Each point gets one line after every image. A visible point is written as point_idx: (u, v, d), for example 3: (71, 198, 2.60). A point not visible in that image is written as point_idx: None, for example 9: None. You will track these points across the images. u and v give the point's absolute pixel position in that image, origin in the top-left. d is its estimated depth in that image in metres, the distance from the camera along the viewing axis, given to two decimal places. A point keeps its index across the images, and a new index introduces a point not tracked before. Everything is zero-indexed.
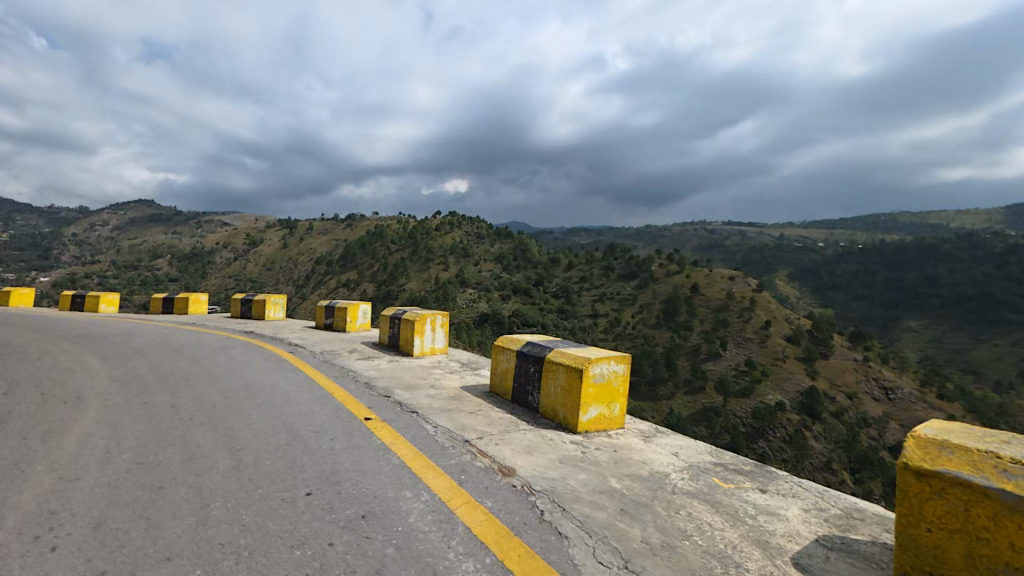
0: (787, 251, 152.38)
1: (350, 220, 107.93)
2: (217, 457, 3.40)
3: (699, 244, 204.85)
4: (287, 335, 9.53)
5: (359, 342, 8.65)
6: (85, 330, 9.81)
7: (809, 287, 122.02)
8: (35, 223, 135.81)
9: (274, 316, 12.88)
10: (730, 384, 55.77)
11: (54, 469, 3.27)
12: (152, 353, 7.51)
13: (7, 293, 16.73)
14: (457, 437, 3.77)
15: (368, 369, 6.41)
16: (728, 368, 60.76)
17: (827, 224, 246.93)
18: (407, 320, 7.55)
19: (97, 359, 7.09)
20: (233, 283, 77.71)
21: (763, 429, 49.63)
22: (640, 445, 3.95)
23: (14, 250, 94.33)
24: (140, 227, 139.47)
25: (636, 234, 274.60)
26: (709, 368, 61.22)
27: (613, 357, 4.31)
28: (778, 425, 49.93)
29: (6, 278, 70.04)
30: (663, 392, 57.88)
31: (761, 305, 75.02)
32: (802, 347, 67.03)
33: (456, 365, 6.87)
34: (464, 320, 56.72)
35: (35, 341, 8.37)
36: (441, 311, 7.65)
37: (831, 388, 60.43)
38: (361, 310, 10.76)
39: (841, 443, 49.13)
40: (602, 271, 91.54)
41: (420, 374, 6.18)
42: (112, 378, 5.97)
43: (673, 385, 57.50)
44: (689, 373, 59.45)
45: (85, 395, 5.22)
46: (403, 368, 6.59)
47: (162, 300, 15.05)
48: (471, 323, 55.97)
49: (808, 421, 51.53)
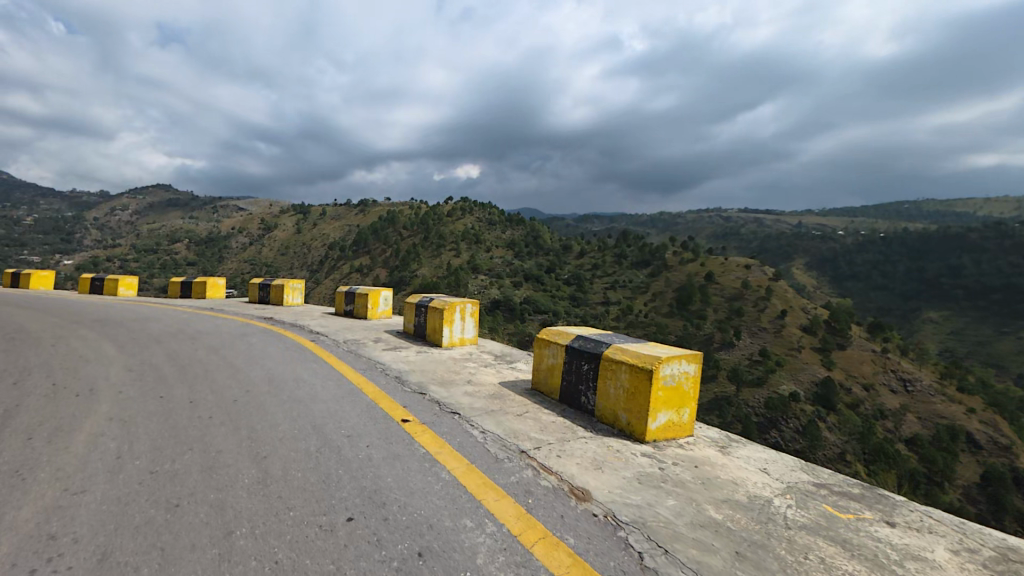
0: (804, 239, 148.90)
1: (361, 206, 108.07)
2: (242, 467, 2.97)
3: (712, 232, 201.33)
4: (306, 322, 9.12)
5: (382, 330, 8.22)
6: (104, 315, 9.55)
7: (826, 276, 119.37)
8: (58, 206, 138.78)
9: (293, 302, 12.58)
10: (744, 374, 55.02)
11: (59, 478, 2.88)
12: (170, 341, 7.16)
13: (27, 275, 16.69)
14: (512, 446, 3.28)
15: (397, 360, 5.94)
16: (742, 357, 59.85)
17: (845, 212, 240.46)
18: (435, 309, 7.07)
19: (113, 346, 6.78)
20: (247, 267, 78.70)
21: (773, 421, 48.78)
22: (719, 458, 3.42)
23: (38, 232, 96.70)
24: (158, 212, 141.70)
25: (648, 221, 271.15)
26: (723, 358, 60.33)
27: (683, 356, 3.74)
28: (790, 416, 48.94)
29: (31, 260, 71.79)
30: None
31: (777, 295, 73.64)
32: (819, 337, 65.62)
33: (489, 357, 6.39)
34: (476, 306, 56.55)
35: (52, 326, 8.10)
36: (471, 299, 7.15)
37: (848, 379, 59.20)
38: (382, 297, 10.31)
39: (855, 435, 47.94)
40: (615, 258, 90.45)
41: (453, 367, 5.70)
42: (127, 367, 5.63)
43: None
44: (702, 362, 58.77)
45: (100, 387, 4.88)
46: (434, 360, 6.13)
47: (180, 284, 14.89)
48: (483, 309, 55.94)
49: (822, 412, 50.26)
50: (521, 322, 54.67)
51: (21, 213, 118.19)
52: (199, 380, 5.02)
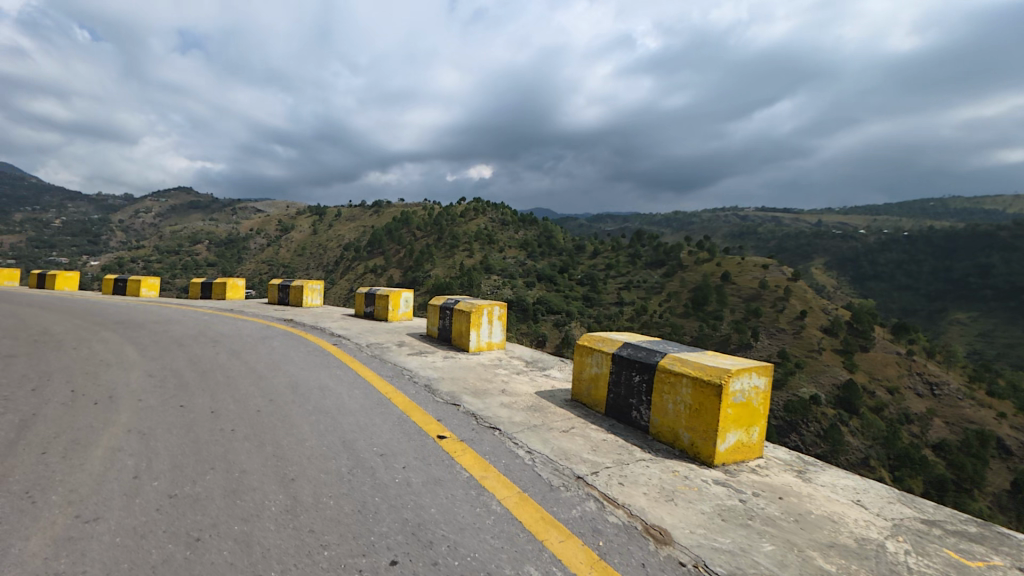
0: (823, 239, 145.19)
1: (376, 207, 108.97)
2: (268, 493, 2.68)
3: (728, 231, 197.90)
4: (327, 325, 8.88)
5: (404, 333, 7.95)
6: (125, 316, 9.47)
7: (848, 277, 116.08)
8: (86, 209, 142.93)
9: (312, 303, 12.41)
10: None
11: (68, 504, 2.59)
12: (192, 344, 7.01)
13: (53, 276, 16.94)
14: (566, 470, 2.92)
15: (424, 367, 5.63)
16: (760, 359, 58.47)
17: (866, 210, 234.13)
18: (461, 311, 6.74)
19: (134, 350, 6.63)
20: (265, 267, 79.88)
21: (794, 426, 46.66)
22: (800, 486, 3.03)
23: (66, 234, 99.74)
24: (180, 214, 145.14)
25: (662, 220, 267.88)
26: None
27: (753, 368, 3.34)
28: (811, 419, 46.93)
29: (59, 261, 74.00)
30: None
31: (797, 296, 71.86)
32: (841, 339, 63.77)
33: (520, 362, 6.04)
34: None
35: (74, 329, 7.99)
36: (499, 302, 6.82)
37: (870, 382, 57.48)
38: (403, 298, 10.06)
39: (879, 439, 45.95)
40: (629, 258, 89.37)
41: (485, 376, 5.34)
42: (148, 373, 5.44)
43: None
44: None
45: (123, 393, 4.68)
46: (465, 366, 5.81)
47: (201, 285, 14.89)
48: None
49: (844, 415, 48.32)
50: (535, 322, 54.08)
51: (50, 215, 122.22)
52: (226, 386, 4.84)
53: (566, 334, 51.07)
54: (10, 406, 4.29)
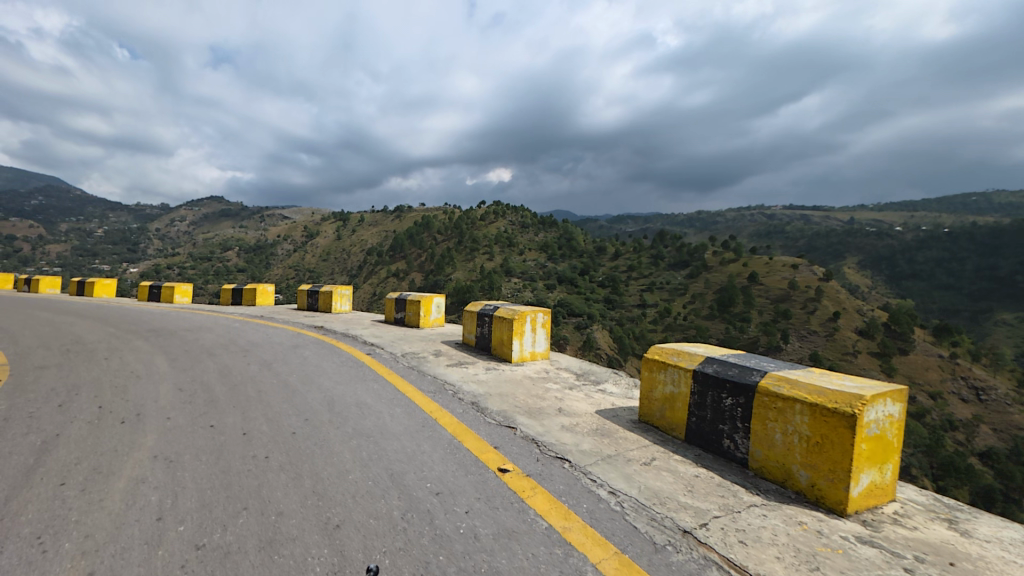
0: (856, 237, 139.20)
1: (397, 212, 110.47)
2: (310, 547, 2.22)
3: (753, 230, 192.16)
4: (358, 332, 8.55)
5: (439, 341, 7.54)
6: (158, 323, 9.39)
7: (883, 276, 110.89)
8: (125, 219, 149.73)
9: (341, 309, 12.20)
10: None
11: (79, 555, 2.21)
12: (222, 354, 6.75)
13: (92, 283, 17.39)
14: (667, 521, 2.36)
15: (467, 380, 5.17)
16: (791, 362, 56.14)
17: (902, 207, 223.76)
18: (502, 318, 6.24)
19: (164, 360, 6.40)
20: (291, 272, 81.77)
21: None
22: (961, 544, 2.42)
23: (107, 243, 104.74)
24: (213, 222, 150.47)
25: (684, 221, 262.45)
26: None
27: (887, 393, 2.72)
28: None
29: (102, 269, 77.67)
30: None
31: (829, 296, 68.82)
32: (878, 341, 60.77)
33: (569, 374, 5.52)
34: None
35: (106, 337, 7.89)
36: (543, 308, 6.33)
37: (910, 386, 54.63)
38: (435, 303, 9.67)
39: (921, 447, 43.14)
40: (651, 260, 87.60)
41: (535, 391, 4.83)
42: (177, 387, 5.14)
43: None
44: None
45: (155, 408, 4.40)
46: (510, 379, 5.32)
47: (231, 291, 14.91)
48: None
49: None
50: (556, 324, 53.10)
51: (93, 225, 128.71)
52: (260, 401, 4.50)
53: (587, 336, 50.20)
54: (31, 426, 4.01)
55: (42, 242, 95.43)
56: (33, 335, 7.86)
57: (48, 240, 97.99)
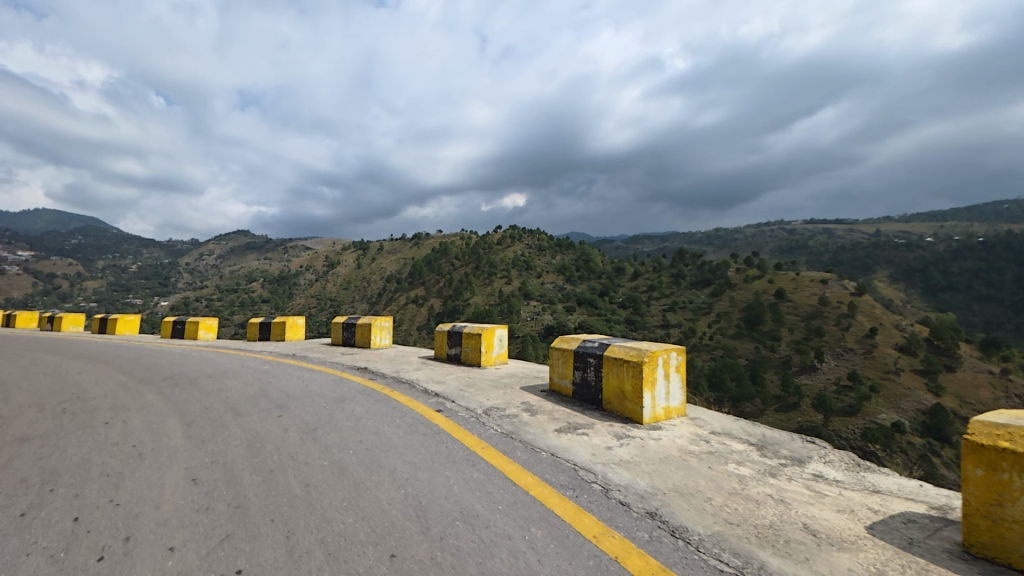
0: (884, 249, 132.80)
1: (416, 240, 111.28)
2: None
3: (775, 247, 187.15)
4: (411, 376, 6.96)
5: (516, 388, 5.92)
6: (177, 369, 7.99)
7: (917, 289, 104.59)
8: (158, 255, 155.46)
9: (381, 344, 10.75)
10: (832, 402, 47.44)
11: None
12: (251, 413, 5.25)
13: (114, 321, 16.55)
14: None
15: (607, 461, 3.47)
16: (827, 382, 52.15)
17: (930, 217, 215.78)
18: (620, 361, 4.62)
19: (178, 425, 4.92)
20: (313, 301, 82.16)
21: (881, 447, 38.20)
22: None
23: (140, 278, 108.10)
24: (239, 255, 154.43)
25: (702, 239, 257.12)
26: (803, 383, 52.47)
27: None
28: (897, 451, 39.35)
29: (133, 304, 79.42)
30: (750, 410, 49.39)
31: (864, 312, 64.98)
32: (921, 359, 56.60)
33: (742, 446, 3.77)
34: (528, 332, 53.33)
35: (113, 391, 6.51)
36: (675, 345, 4.66)
37: (961, 406, 50.29)
38: (497, 337, 8.10)
39: None
40: (672, 279, 84.93)
41: (732, 479, 3.19)
42: (185, 478, 3.54)
43: (762, 402, 49.44)
44: (779, 389, 51.46)
45: (172, 521, 2.89)
46: (663, 451, 3.70)
47: (259, 325, 13.64)
48: (535, 335, 52.59)
49: (935, 445, 40.81)
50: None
51: (127, 261, 133.96)
52: (325, 504, 3.01)
53: None
54: None
55: (79, 278, 99.31)
56: (28, 389, 6.51)
57: (85, 277, 102.27)
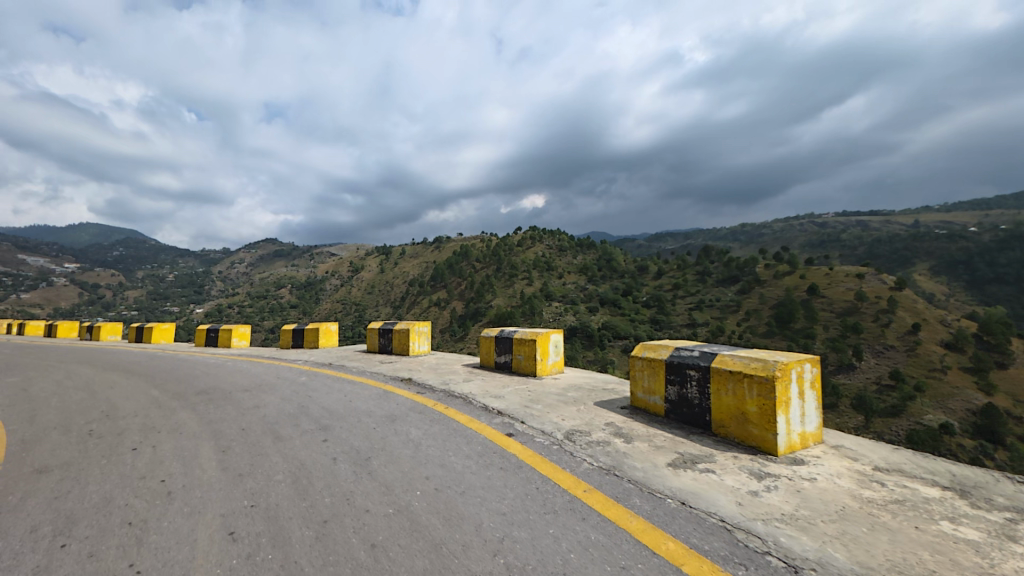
0: (923, 241, 125.63)
1: (437, 244, 111.85)
2: None
3: (805, 241, 180.20)
4: (464, 389, 6.17)
5: (590, 405, 5.09)
6: (211, 382, 7.46)
7: (961, 281, 98.16)
8: (192, 264, 161.58)
9: (420, 350, 10.12)
10: (873, 402, 44.53)
11: None
12: (293, 437, 4.53)
13: (150, 329, 16.51)
14: None
15: (775, 520, 2.57)
16: (867, 381, 49.05)
17: (973, 206, 203.49)
18: (739, 374, 3.73)
19: (210, 454, 4.22)
20: (338, 305, 83.38)
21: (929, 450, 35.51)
22: None
23: (177, 287, 112.42)
24: (268, 262, 159.02)
25: (727, 236, 250.44)
26: (841, 383, 49.59)
27: None
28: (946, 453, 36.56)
29: (171, 312, 82.48)
30: None
31: (905, 306, 61.26)
32: (969, 356, 52.82)
33: (936, 493, 2.87)
34: None
35: (145, 408, 5.99)
36: (808, 355, 3.73)
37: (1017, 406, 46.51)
38: (553, 342, 7.25)
39: None
40: (697, 277, 82.30)
41: (964, 548, 2.28)
42: (214, 534, 2.80)
43: None
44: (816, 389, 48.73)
45: None
46: (832, 498, 2.82)
47: (292, 332, 13.21)
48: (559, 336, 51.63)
49: (989, 447, 37.75)
50: (602, 348, 49.19)
51: (165, 271, 139.64)
52: None
53: None
54: None
55: (122, 288, 104.09)
56: (57, 407, 6.03)
57: (126, 287, 107.37)
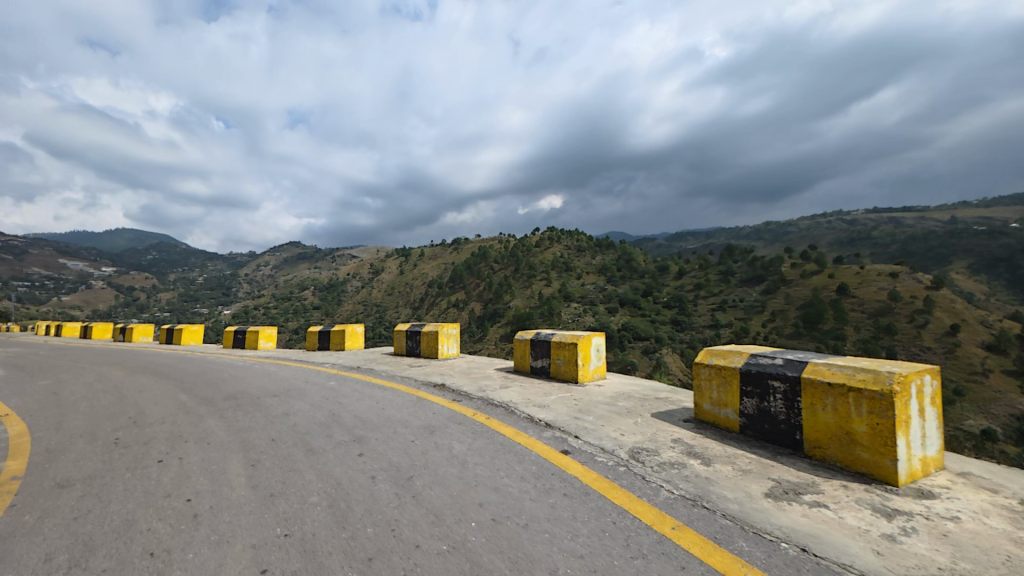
0: (961, 238, 119.39)
1: (455, 246, 112.23)
2: None
3: (833, 239, 173.93)
4: (503, 396, 5.73)
5: (647, 417, 4.58)
6: (239, 386, 7.22)
7: (1002, 280, 92.71)
8: (221, 267, 166.80)
9: (449, 353, 9.73)
10: None
11: None
12: (325, 452, 4.14)
13: (180, 331, 16.66)
14: None
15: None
16: None
17: (1014, 201, 192.74)
18: (843, 385, 3.16)
19: (237, 471, 3.85)
20: (359, 307, 84.40)
21: None
22: None
23: (206, 289, 116.02)
24: (292, 264, 162.83)
25: (750, 235, 244.14)
26: None
27: None
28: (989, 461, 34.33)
29: (199, 314, 84.86)
30: None
31: (942, 306, 58.13)
32: (1013, 358, 49.61)
33: None
34: None
35: (172, 414, 5.76)
36: (926, 365, 3.16)
37: None
38: (594, 346, 6.74)
39: None
40: (721, 277, 80.16)
41: None
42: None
43: None
44: None
45: None
46: (993, 546, 2.26)
47: (318, 334, 13.04)
48: None
49: None
50: (622, 350, 48.12)
51: (195, 274, 144.36)
52: None
53: (659, 361, 44.22)
54: None
55: (155, 291, 108.08)
56: (85, 412, 5.86)
57: (159, 289, 111.37)
